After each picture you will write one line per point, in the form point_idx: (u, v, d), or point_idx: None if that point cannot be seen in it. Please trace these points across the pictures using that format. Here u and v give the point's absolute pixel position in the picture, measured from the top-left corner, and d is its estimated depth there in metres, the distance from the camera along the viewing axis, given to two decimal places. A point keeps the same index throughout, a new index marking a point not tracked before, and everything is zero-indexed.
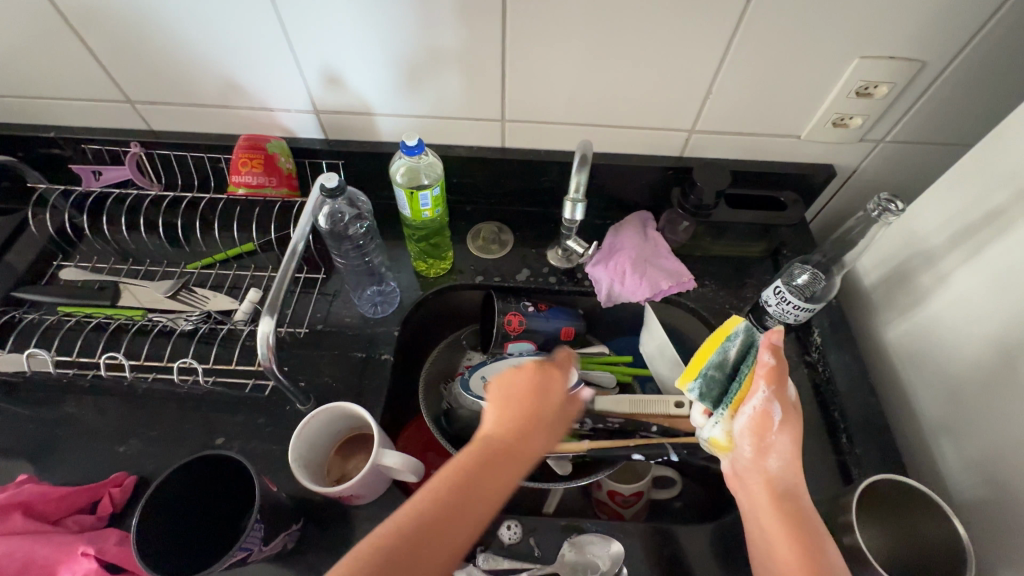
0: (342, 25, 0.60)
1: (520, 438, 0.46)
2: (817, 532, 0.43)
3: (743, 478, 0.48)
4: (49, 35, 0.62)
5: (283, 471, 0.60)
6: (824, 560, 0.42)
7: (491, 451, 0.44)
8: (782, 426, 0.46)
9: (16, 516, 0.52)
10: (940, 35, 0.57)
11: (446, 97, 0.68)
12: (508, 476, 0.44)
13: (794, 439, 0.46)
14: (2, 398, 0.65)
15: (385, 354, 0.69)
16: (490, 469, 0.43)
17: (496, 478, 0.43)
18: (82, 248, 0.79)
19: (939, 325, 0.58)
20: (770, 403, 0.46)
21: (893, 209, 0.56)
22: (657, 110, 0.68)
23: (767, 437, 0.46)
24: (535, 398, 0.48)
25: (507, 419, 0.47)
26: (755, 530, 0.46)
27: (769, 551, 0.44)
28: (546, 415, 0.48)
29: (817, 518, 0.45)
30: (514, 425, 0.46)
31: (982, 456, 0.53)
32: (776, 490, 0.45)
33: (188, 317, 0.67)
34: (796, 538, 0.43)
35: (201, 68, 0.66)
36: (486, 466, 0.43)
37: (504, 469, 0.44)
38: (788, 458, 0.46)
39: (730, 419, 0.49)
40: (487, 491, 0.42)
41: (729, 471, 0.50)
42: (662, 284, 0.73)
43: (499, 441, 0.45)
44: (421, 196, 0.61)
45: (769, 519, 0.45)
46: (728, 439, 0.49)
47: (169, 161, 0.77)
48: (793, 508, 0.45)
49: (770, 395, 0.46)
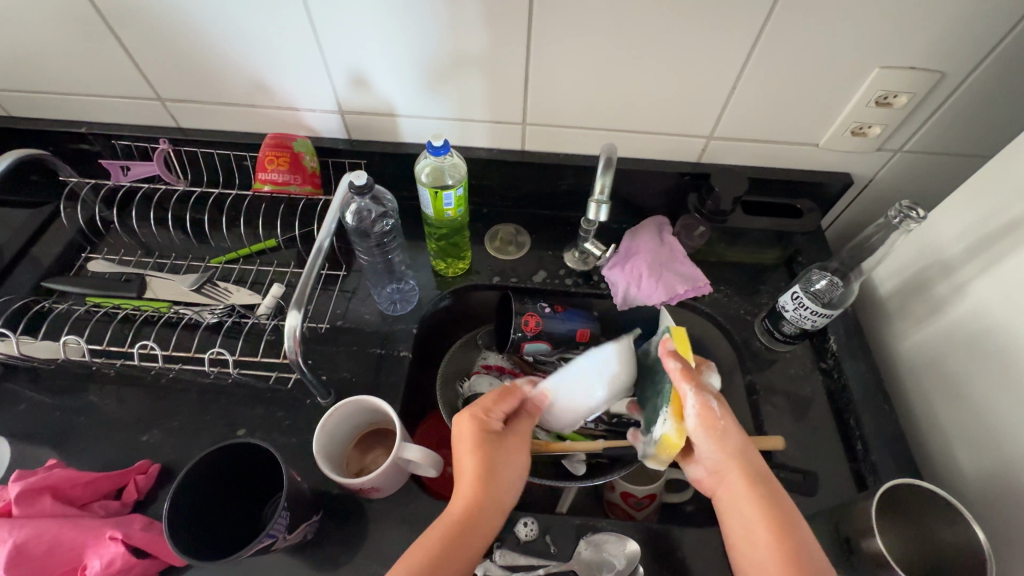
0: (370, 27, 0.61)
1: (481, 504, 0.49)
2: (795, 521, 0.46)
3: (719, 473, 0.51)
4: (86, 32, 0.64)
5: (304, 463, 0.61)
6: (801, 541, 0.45)
7: (465, 523, 0.48)
8: (722, 411, 0.51)
9: (45, 499, 0.53)
10: (961, 47, 0.58)
11: (469, 100, 0.69)
12: (476, 516, 0.49)
13: (735, 424, 0.51)
14: (29, 385, 0.67)
15: (403, 351, 0.70)
16: (467, 538, 0.48)
17: (473, 526, 0.49)
18: (109, 240, 0.80)
19: (955, 335, 0.58)
20: (703, 396, 0.50)
21: (915, 216, 0.56)
22: (676, 116, 0.69)
23: (718, 428, 0.50)
24: (479, 456, 0.52)
25: (464, 488, 0.50)
26: (732, 523, 0.48)
27: (746, 540, 0.46)
28: (495, 467, 0.52)
29: (793, 507, 0.48)
30: (472, 492, 0.50)
31: (998, 464, 0.53)
32: (749, 478, 0.49)
33: (212, 310, 0.69)
34: (774, 524, 0.46)
35: (233, 68, 0.67)
36: (461, 538, 0.47)
37: (478, 533, 0.49)
38: (744, 444, 0.51)
39: (676, 420, 0.52)
40: (472, 549, 0.48)
41: (704, 474, 0.53)
42: (677, 289, 0.73)
43: (463, 512, 0.49)
44: (445, 196, 0.63)
45: (748, 506, 0.47)
46: (682, 436, 0.51)
47: (196, 157, 0.79)
48: (768, 494, 0.48)
49: (697, 390, 0.50)
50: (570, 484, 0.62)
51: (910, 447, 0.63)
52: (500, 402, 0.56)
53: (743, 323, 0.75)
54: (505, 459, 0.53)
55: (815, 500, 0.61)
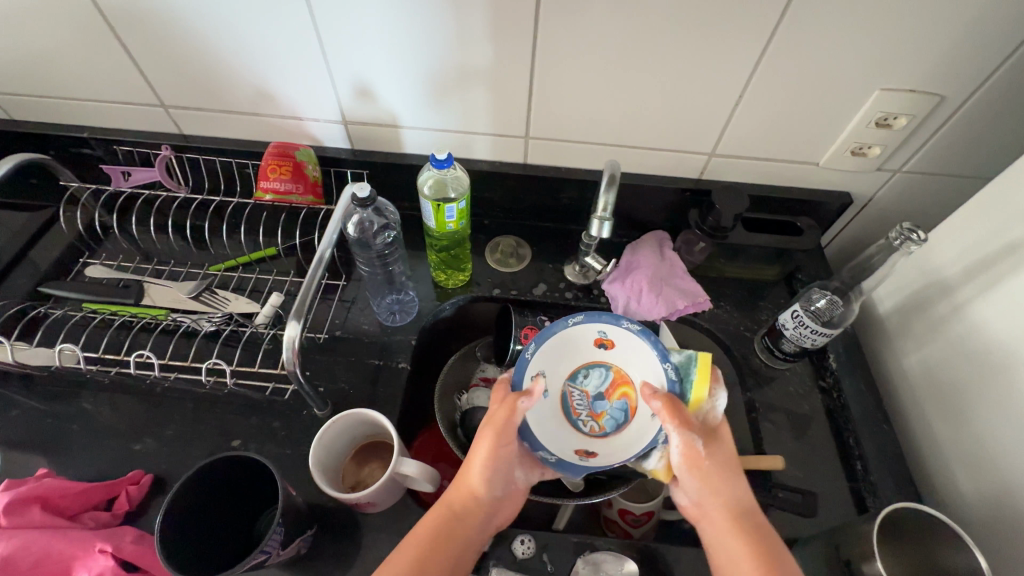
0: (377, 40, 0.61)
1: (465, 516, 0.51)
2: (778, 555, 0.47)
3: (704, 507, 0.51)
4: (92, 38, 0.64)
5: (299, 475, 0.60)
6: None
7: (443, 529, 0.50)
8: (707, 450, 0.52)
9: (34, 509, 0.52)
10: (960, 72, 0.59)
11: (472, 113, 0.69)
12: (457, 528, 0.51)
13: (722, 460, 0.52)
14: (21, 391, 0.66)
15: (401, 362, 0.69)
16: (448, 535, 0.50)
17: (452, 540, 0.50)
18: (107, 246, 0.80)
19: (955, 356, 0.58)
20: (687, 436, 0.51)
21: (915, 239, 0.57)
22: (678, 133, 0.69)
23: (701, 466, 0.51)
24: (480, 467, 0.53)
25: (452, 488, 0.53)
26: (715, 558, 0.49)
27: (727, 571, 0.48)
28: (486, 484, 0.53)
29: (780, 542, 0.48)
30: (460, 488, 0.53)
31: (998, 489, 0.53)
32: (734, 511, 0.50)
33: (210, 318, 0.68)
34: (758, 559, 0.47)
35: (238, 78, 0.68)
36: (445, 534, 0.50)
37: (459, 528, 0.51)
38: (734, 478, 0.51)
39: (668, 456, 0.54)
40: (454, 546, 0.50)
41: (688, 503, 0.54)
42: (677, 304, 0.74)
43: (447, 509, 0.51)
44: (447, 209, 0.63)
45: (732, 539, 0.49)
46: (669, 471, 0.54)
47: (198, 164, 0.78)
48: (753, 530, 0.49)
49: (682, 430, 0.51)
50: (567, 502, 0.61)
51: (909, 468, 0.62)
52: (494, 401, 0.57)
53: (742, 340, 0.75)
54: (484, 451, 0.53)
55: (815, 522, 0.61)
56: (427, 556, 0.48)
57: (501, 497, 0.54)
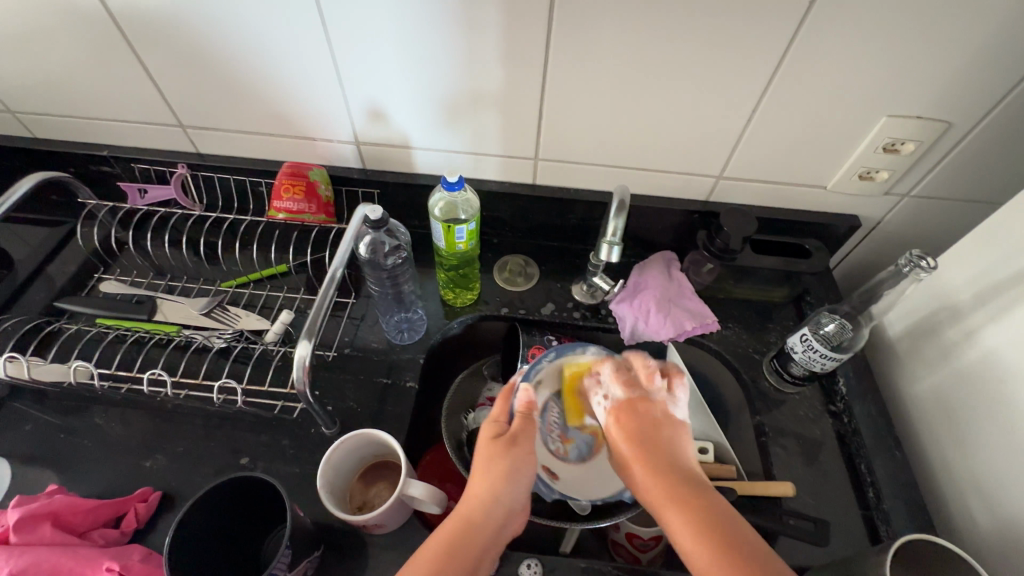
0: (391, 64, 0.63)
1: (484, 520, 0.49)
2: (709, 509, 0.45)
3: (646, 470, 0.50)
4: (116, 61, 0.66)
5: (307, 495, 0.60)
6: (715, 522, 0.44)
7: (462, 532, 0.48)
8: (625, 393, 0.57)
9: (44, 527, 0.53)
10: (967, 100, 0.59)
11: (483, 135, 0.70)
12: (477, 533, 0.48)
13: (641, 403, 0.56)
14: (34, 405, 0.66)
15: (409, 381, 0.70)
16: (468, 542, 0.48)
17: (474, 545, 0.48)
18: (122, 261, 0.81)
19: (966, 383, 0.58)
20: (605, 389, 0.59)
21: (925, 266, 0.57)
22: (685, 158, 0.70)
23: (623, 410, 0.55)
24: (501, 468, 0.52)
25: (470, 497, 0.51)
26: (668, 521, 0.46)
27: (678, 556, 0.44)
28: (507, 488, 0.51)
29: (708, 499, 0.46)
30: (478, 497, 0.50)
31: (1014, 520, 0.52)
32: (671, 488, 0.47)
33: (221, 334, 0.69)
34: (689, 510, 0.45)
35: (255, 99, 0.69)
36: (463, 540, 0.48)
37: (480, 537, 0.48)
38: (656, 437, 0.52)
39: None
40: (471, 555, 0.47)
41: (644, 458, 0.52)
42: (686, 325, 0.74)
43: (464, 518, 0.49)
44: (458, 230, 0.64)
45: (675, 520, 0.45)
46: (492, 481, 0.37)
47: (213, 182, 0.80)
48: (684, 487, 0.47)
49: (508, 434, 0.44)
50: (574, 526, 0.60)
51: (922, 496, 0.62)
52: (511, 410, 0.58)
53: (751, 362, 0.74)
54: (509, 461, 0.52)
55: (826, 550, 0.60)
56: (442, 567, 0.45)
57: (518, 509, 0.52)
